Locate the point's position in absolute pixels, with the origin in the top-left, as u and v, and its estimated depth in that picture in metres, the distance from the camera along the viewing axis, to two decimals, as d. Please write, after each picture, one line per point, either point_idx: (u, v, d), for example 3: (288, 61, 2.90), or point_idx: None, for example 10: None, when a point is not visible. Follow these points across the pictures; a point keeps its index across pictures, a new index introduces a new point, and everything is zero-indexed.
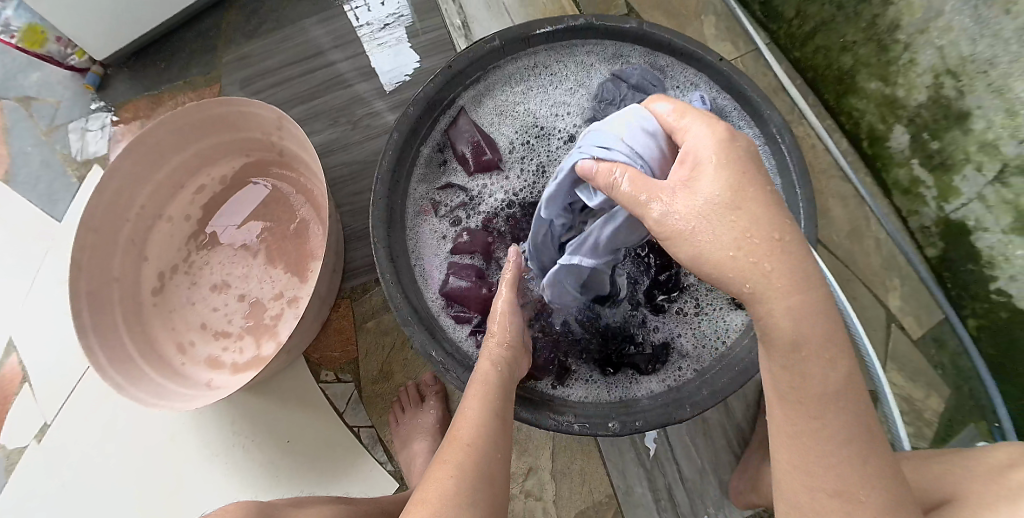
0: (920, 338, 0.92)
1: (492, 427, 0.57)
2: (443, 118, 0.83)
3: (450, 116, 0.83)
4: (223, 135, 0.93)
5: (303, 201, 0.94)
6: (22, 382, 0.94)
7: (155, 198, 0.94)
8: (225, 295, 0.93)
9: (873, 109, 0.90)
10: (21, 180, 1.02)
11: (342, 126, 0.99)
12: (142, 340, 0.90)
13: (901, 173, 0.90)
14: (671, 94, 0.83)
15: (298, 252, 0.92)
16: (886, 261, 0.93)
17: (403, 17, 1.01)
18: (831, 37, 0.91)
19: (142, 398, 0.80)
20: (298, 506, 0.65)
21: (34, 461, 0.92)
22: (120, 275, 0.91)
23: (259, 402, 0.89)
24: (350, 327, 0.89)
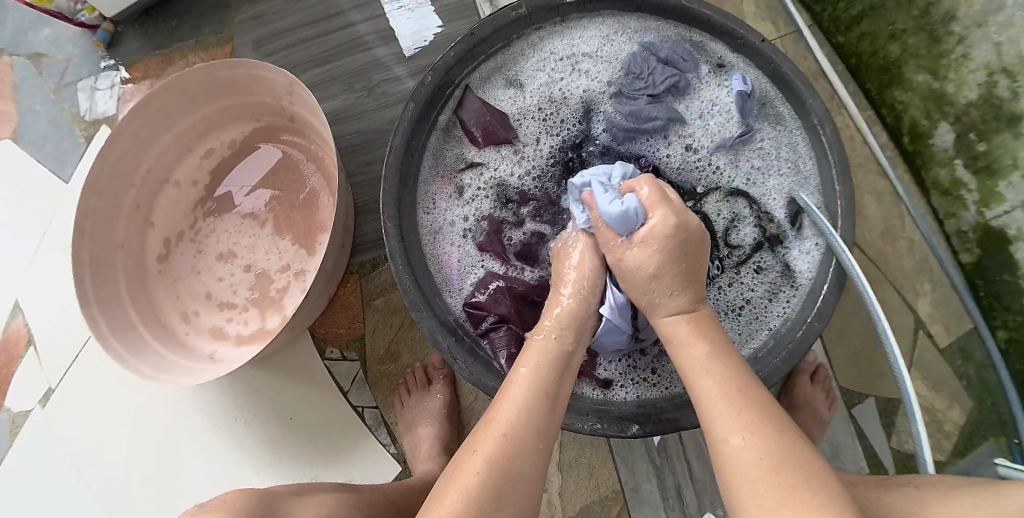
0: (947, 346, 0.88)
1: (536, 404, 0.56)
2: (453, 94, 0.78)
3: (460, 91, 0.78)
4: (233, 98, 0.90)
5: (314, 170, 0.90)
6: (28, 344, 0.93)
7: (162, 161, 0.91)
8: (230, 265, 0.90)
9: (918, 104, 0.85)
10: (29, 138, 0.99)
11: (357, 92, 0.95)
12: (145, 308, 0.88)
13: (942, 173, 0.86)
14: (702, 70, 0.79)
15: (306, 223, 0.89)
16: (918, 264, 0.89)
17: None
18: (880, 23, 0.85)
19: (143, 370, 0.79)
20: (299, 494, 0.62)
21: (39, 425, 0.91)
22: (125, 241, 0.89)
23: (262, 376, 0.87)
24: (357, 304, 0.87)
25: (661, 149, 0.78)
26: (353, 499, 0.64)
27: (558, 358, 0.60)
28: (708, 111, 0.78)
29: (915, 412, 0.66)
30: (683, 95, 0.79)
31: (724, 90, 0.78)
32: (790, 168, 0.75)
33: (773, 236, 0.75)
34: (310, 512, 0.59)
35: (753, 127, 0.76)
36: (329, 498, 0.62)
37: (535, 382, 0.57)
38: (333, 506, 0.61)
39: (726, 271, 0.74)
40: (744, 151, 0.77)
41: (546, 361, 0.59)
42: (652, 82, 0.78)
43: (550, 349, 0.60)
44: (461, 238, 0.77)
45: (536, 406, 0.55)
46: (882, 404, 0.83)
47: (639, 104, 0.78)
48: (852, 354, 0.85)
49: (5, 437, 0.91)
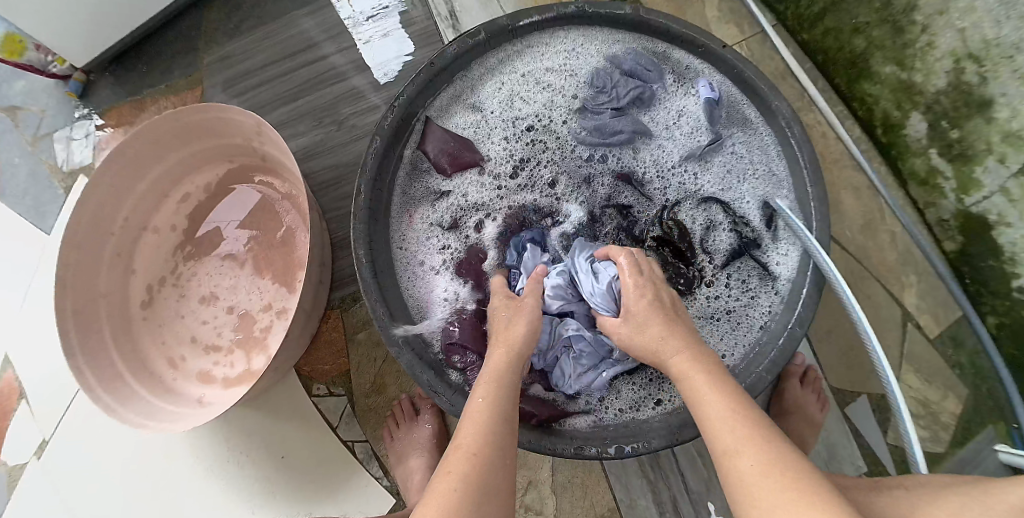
0: (938, 336, 0.87)
1: (495, 432, 0.55)
2: (415, 124, 0.78)
3: (421, 122, 0.78)
4: (205, 141, 0.90)
5: (289, 208, 0.91)
6: (20, 398, 0.93)
7: (140, 208, 0.91)
8: (213, 307, 0.90)
9: (888, 95, 0.84)
10: (7, 194, 1.00)
11: (326, 127, 0.95)
12: (133, 356, 0.88)
13: (918, 163, 0.85)
14: (666, 80, 0.78)
15: (285, 260, 0.89)
16: (902, 256, 0.88)
17: (394, 6, 0.96)
18: (842, 18, 0.85)
19: (132, 420, 0.79)
20: None
21: (35, 478, 0.91)
22: (107, 291, 0.89)
23: (253, 416, 0.87)
24: (341, 338, 0.87)
25: (631, 162, 0.77)
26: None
27: (510, 387, 0.59)
28: (677, 120, 0.77)
29: (901, 403, 0.67)
30: (648, 107, 0.78)
31: (691, 99, 0.77)
32: (761, 170, 0.74)
33: (751, 239, 0.73)
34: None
35: (722, 135, 0.75)
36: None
37: (496, 406, 0.57)
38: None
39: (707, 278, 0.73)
40: (717, 157, 0.76)
41: (499, 391, 0.58)
42: (615, 96, 0.78)
43: (501, 378, 0.59)
44: (436, 268, 0.76)
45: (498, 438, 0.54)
46: (875, 400, 0.82)
47: (604, 119, 0.78)
48: (841, 352, 0.84)
49: (3, 491, 0.92)
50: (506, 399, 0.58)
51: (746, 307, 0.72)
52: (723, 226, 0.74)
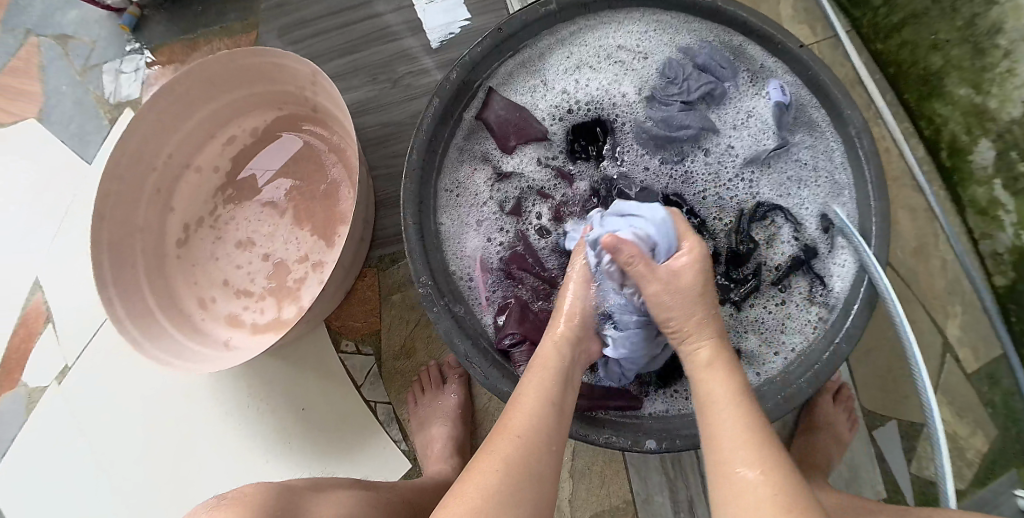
0: (975, 372, 0.86)
1: (544, 419, 0.55)
2: (479, 93, 0.77)
3: (484, 91, 0.77)
4: (257, 86, 0.89)
5: (335, 161, 0.90)
6: (46, 322, 0.93)
7: (184, 146, 0.91)
8: (248, 253, 0.90)
9: (958, 118, 0.82)
10: (54, 119, 0.99)
11: (381, 84, 0.93)
12: (162, 293, 0.88)
13: (980, 192, 0.83)
14: (738, 78, 0.76)
15: (326, 214, 0.88)
16: (951, 285, 0.87)
17: None
18: (922, 32, 0.83)
19: (158, 357, 0.79)
20: (318, 491, 0.60)
21: (54, 403, 0.92)
22: (144, 225, 0.89)
23: (278, 365, 0.87)
24: (375, 298, 0.86)
25: (693, 158, 0.76)
26: (371, 497, 0.63)
27: (561, 378, 0.58)
28: (746, 120, 0.76)
29: (941, 439, 0.64)
30: (718, 104, 0.77)
31: (762, 100, 0.75)
32: (824, 181, 0.73)
33: (807, 248, 0.72)
34: (329, 511, 0.57)
35: (790, 141, 0.74)
36: (349, 497, 0.61)
37: (545, 394, 0.57)
38: (354, 505, 0.60)
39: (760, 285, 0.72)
40: (782, 164, 0.74)
41: (549, 381, 0.57)
42: (686, 88, 0.76)
43: (552, 370, 0.59)
44: (485, 241, 0.76)
45: (544, 426, 0.54)
46: (905, 426, 0.81)
47: (672, 110, 0.76)
48: (877, 372, 0.83)
49: (21, 413, 0.92)
50: (555, 389, 0.58)
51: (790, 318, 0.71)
52: (780, 236, 0.73)
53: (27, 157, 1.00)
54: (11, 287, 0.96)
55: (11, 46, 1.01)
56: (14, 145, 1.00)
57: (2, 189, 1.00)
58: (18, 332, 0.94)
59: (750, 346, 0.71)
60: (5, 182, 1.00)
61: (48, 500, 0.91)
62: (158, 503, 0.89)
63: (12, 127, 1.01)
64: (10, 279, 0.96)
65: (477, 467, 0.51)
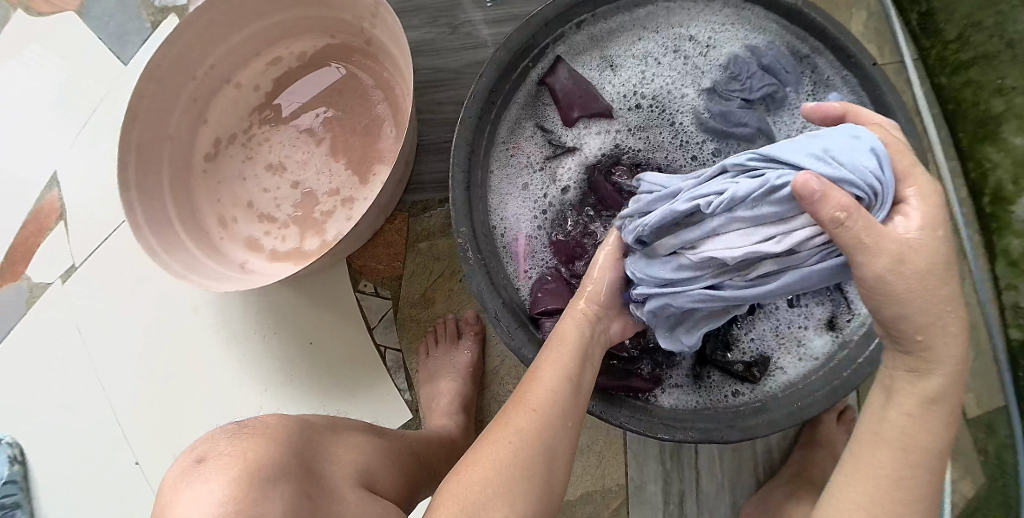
0: (975, 417, 0.87)
1: (563, 396, 0.54)
2: (544, 63, 0.77)
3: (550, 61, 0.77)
4: (311, 11, 0.86)
5: (382, 99, 0.88)
6: (59, 218, 0.91)
7: (228, 61, 0.88)
8: (278, 178, 0.88)
9: (1009, 167, 0.84)
10: (94, 13, 0.95)
11: (438, 28, 0.89)
12: (183, 204, 0.86)
13: (1015, 243, 0.84)
14: (801, 86, 0.76)
15: (364, 150, 0.87)
16: (968, 328, 0.88)
17: None
18: (990, 74, 0.84)
19: (173, 267, 0.78)
20: (338, 431, 0.59)
21: (54, 302, 0.90)
22: (176, 134, 0.87)
23: (292, 296, 0.85)
24: (401, 243, 0.85)
25: (747, 157, 0.75)
26: (384, 447, 0.62)
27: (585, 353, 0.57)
28: (803, 127, 0.75)
29: None
30: (778, 108, 0.76)
31: None
32: None
33: None
34: (349, 457, 0.57)
35: None
36: (365, 443, 0.60)
37: (562, 374, 0.55)
38: (369, 455, 0.59)
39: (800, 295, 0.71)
40: None
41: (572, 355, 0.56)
42: (748, 86, 0.75)
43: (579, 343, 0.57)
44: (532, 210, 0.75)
45: (560, 406, 0.53)
46: None
47: (731, 106, 0.75)
48: None
49: (19, 305, 0.91)
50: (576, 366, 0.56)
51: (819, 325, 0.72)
52: None
53: (62, 47, 0.96)
54: (29, 178, 0.94)
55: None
56: (49, 33, 0.97)
57: (31, 77, 0.97)
58: (28, 224, 0.92)
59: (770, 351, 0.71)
60: (35, 71, 0.97)
61: (37, 396, 0.90)
62: (147, 417, 0.87)
63: (50, 16, 0.97)
64: (29, 170, 0.94)
65: (499, 430, 0.52)
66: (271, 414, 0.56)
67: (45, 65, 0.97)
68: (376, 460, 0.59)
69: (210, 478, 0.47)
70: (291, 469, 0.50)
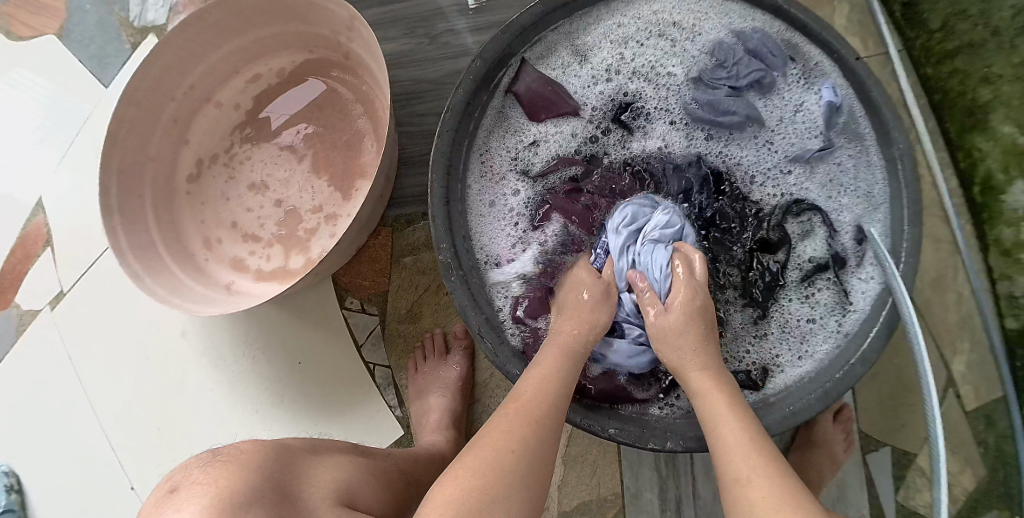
0: (974, 410, 0.86)
1: (551, 401, 0.57)
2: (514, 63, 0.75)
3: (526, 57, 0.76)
4: (288, 26, 0.85)
5: (362, 112, 0.87)
6: (46, 244, 0.91)
7: (207, 80, 0.87)
8: (261, 197, 0.87)
9: (997, 155, 0.81)
10: (73, 36, 0.95)
11: (417, 38, 0.88)
12: (167, 226, 0.86)
13: (1007, 232, 0.82)
14: (789, 72, 0.74)
15: (345, 166, 0.86)
16: (962, 320, 0.87)
17: None
18: (976, 63, 0.82)
19: (156, 291, 0.77)
20: (316, 453, 0.59)
21: (44, 328, 0.90)
22: (157, 156, 0.86)
23: (279, 316, 0.85)
24: (387, 258, 0.84)
25: (736, 148, 0.74)
26: (368, 465, 0.62)
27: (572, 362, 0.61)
28: (793, 114, 0.74)
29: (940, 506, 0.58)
30: (766, 94, 0.75)
31: (810, 98, 0.74)
32: (861, 186, 0.71)
33: (837, 256, 0.71)
34: (328, 476, 0.56)
35: (833, 144, 0.72)
36: (346, 463, 0.60)
37: (552, 381, 0.58)
38: (351, 474, 0.58)
39: (790, 286, 0.71)
40: (823, 167, 0.73)
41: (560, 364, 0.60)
42: (734, 74, 0.75)
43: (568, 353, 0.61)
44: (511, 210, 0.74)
45: (548, 409, 0.56)
46: (896, 454, 0.81)
47: (718, 95, 0.74)
48: (880, 398, 0.83)
49: (9, 333, 0.90)
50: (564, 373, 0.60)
51: (816, 320, 0.70)
52: (817, 237, 0.72)
53: (43, 72, 0.96)
54: (14, 205, 0.93)
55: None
56: (30, 59, 0.96)
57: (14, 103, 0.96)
58: (15, 251, 0.92)
59: (767, 357, 0.70)
60: (19, 97, 0.96)
61: (29, 423, 0.90)
62: (140, 441, 0.87)
63: (31, 41, 0.97)
64: (14, 197, 0.94)
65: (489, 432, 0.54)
66: (246, 442, 0.55)
67: (26, 90, 0.96)
68: (360, 478, 0.59)
69: (191, 506, 0.47)
70: (268, 493, 0.49)
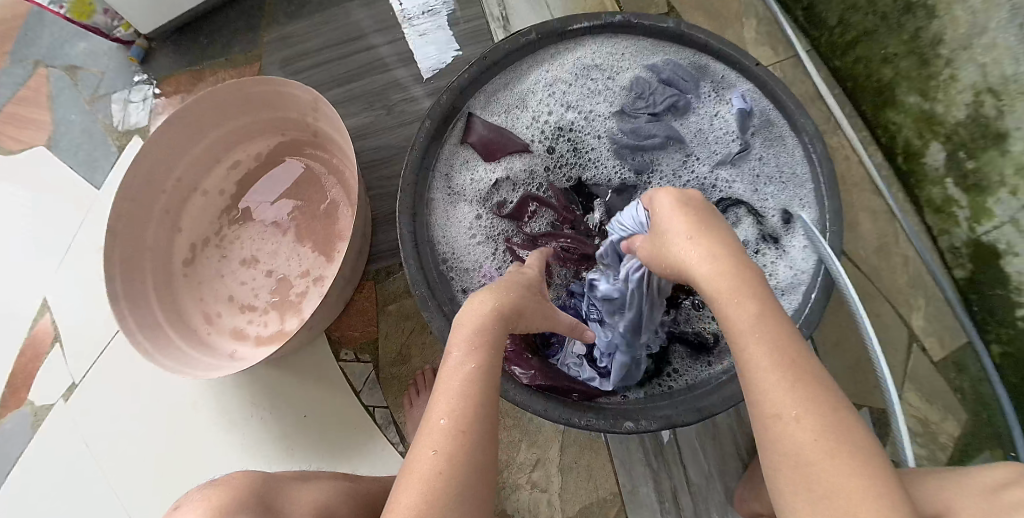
0: (942, 360, 0.91)
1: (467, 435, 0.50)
2: (457, 123, 0.83)
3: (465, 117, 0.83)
4: (261, 114, 0.95)
5: (335, 183, 0.96)
6: (55, 341, 0.98)
7: (193, 170, 0.96)
8: (253, 270, 0.96)
9: (911, 125, 0.90)
10: (63, 146, 1.05)
11: (376, 111, 1.01)
12: (170, 308, 0.93)
13: (935, 191, 0.90)
14: (702, 90, 0.83)
15: (325, 233, 0.94)
16: (912, 280, 0.93)
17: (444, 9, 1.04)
18: (874, 48, 0.91)
19: (165, 362, 0.83)
20: (300, 480, 0.68)
21: (59, 419, 0.96)
22: (154, 244, 0.94)
23: (280, 376, 0.92)
24: (373, 308, 0.93)
25: (668, 163, 0.82)
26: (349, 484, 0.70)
27: (477, 397, 0.52)
28: (710, 126, 0.82)
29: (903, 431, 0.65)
30: (683, 114, 0.83)
31: (724, 110, 0.82)
32: (780, 179, 0.78)
33: (770, 237, 0.77)
34: (309, 496, 0.65)
35: (750, 145, 0.80)
36: (329, 484, 0.68)
37: (458, 418, 0.50)
38: (332, 491, 0.67)
39: None
40: (744, 166, 0.80)
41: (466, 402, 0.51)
42: (653, 101, 0.83)
43: (469, 390, 0.52)
44: (477, 250, 0.82)
45: (464, 442, 0.50)
46: (875, 415, 0.85)
47: (640, 122, 0.83)
48: (845, 365, 0.87)
49: (26, 427, 0.96)
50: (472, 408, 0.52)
51: None
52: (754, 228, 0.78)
53: (35, 183, 1.05)
54: (23, 306, 1.01)
55: (21, 75, 1.07)
56: (19, 172, 1.05)
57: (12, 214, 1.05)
58: (26, 350, 0.98)
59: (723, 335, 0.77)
60: (12, 207, 1.05)
61: (46, 513, 0.93)
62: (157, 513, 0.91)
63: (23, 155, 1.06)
64: (21, 299, 1.01)
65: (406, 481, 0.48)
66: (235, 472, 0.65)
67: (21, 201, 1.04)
68: (341, 495, 0.67)
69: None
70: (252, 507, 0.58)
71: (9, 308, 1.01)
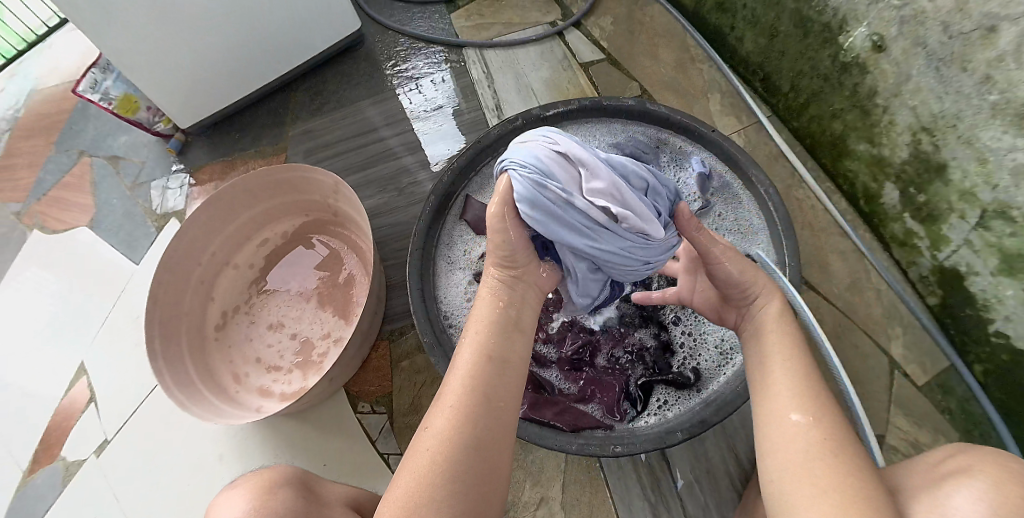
0: (926, 383, 0.93)
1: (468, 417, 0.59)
2: (458, 202, 0.95)
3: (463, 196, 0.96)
4: (287, 197, 1.09)
5: (354, 257, 1.08)
6: (89, 401, 1.06)
7: (226, 246, 1.08)
8: (279, 333, 1.05)
9: (864, 170, 0.98)
10: (104, 226, 1.18)
11: (389, 193, 1.14)
12: (203, 368, 1.01)
13: (896, 227, 0.97)
14: (665, 160, 0.96)
15: (343, 298, 1.05)
16: (888, 311, 0.98)
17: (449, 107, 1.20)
18: (822, 107, 1.01)
19: (200, 412, 0.91)
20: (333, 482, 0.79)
21: (90, 475, 1.01)
22: (189, 309, 1.03)
23: (300, 430, 0.98)
24: (387, 365, 1.00)
25: None
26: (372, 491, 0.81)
27: (481, 385, 0.60)
28: None
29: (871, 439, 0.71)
30: None
31: (686, 175, 0.96)
32: (739, 231, 0.91)
33: None
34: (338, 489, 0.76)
35: (710, 203, 0.93)
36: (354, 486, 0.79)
37: (461, 402, 0.59)
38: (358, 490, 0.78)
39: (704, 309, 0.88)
40: (706, 221, 0.93)
41: (471, 390, 0.60)
42: None
43: (475, 379, 0.61)
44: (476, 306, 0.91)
45: (463, 422, 0.58)
46: None
47: None
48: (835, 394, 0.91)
49: (54, 484, 1.01)
50: (477, 394, 0.60)
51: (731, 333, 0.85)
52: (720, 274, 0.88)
53: (76, 260, 1.17)
54: (59, 371, 1.09)
55: (66, 163, 1.25)
56: (63, 249, 1.18)
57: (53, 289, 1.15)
58: (60, 411, 1.06)
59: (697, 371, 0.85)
60: (54, 280, 1.16)
61: None
62: None
63: (65, 234, 1.19)
64: (58, 365, 1.09)
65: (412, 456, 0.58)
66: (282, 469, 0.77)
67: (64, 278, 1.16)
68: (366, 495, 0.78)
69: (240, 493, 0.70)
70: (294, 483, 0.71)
71: (46, 372, 1.09)
